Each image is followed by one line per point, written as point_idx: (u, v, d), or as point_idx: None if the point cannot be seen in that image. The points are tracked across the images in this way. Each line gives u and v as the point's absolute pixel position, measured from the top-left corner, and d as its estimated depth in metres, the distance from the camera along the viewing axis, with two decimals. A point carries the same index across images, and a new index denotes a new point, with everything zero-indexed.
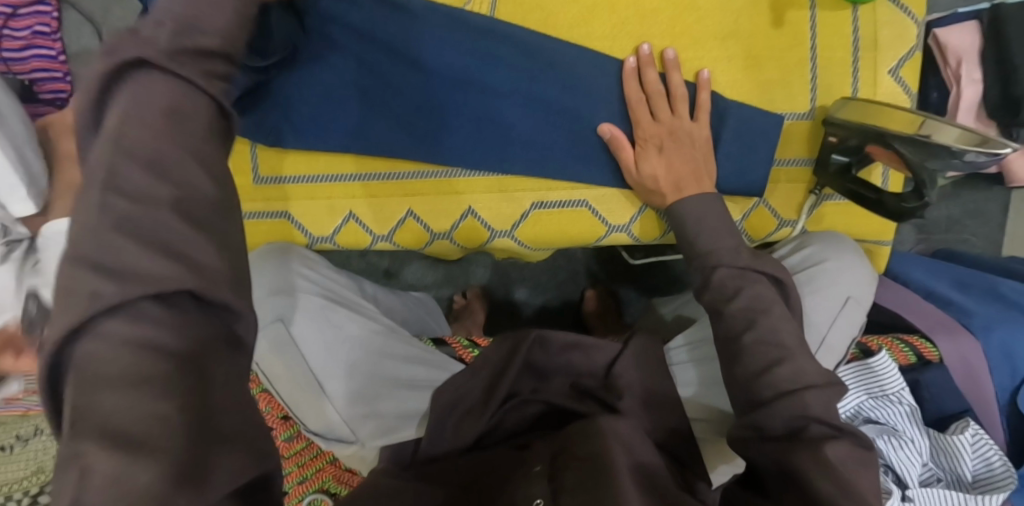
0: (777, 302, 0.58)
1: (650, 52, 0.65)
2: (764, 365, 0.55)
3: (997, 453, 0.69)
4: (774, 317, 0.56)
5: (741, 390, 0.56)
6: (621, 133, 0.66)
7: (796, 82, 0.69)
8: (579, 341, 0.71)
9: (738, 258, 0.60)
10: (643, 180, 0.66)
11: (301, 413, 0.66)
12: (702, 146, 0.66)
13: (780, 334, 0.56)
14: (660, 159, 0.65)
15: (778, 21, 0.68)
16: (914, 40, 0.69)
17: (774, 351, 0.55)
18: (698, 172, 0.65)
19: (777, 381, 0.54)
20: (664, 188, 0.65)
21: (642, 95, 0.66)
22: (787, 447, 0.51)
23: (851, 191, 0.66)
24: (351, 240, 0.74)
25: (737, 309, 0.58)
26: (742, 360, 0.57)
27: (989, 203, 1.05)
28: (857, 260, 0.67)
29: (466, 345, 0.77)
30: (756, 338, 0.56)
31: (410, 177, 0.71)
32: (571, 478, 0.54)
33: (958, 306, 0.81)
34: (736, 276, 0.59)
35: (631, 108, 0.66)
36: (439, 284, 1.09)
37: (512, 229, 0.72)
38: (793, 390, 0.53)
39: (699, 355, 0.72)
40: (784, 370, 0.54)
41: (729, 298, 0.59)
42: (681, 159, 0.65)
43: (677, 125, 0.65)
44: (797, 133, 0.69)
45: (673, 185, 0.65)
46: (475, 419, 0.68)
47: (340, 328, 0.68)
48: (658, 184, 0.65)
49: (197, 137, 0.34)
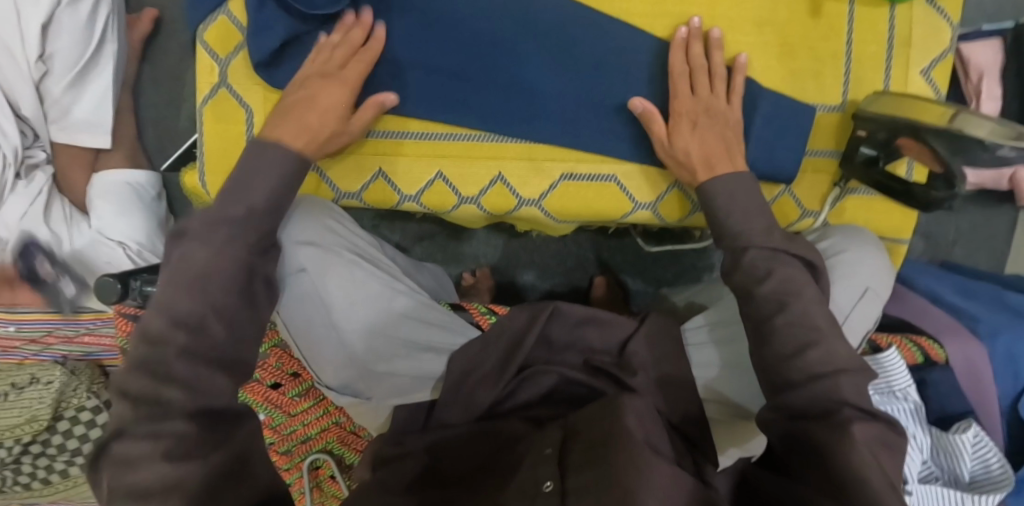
0: (808, 285, 0.58)
1: (699, 26, 0.66)
2: (798, 346, 0.55)
3: (996, 456, 0.70)
4: (808, 302, 0.57)
5: (767, 371, 0.56)
6: (653, 108, 0.67)
7: (829, 73, 0.70)
8: (595, 315, 0.73)
9: (770, 239, 0.60)
10: (675, 154, 0.66)
11: (319, 370, 0.68)
12: (733, 127, 0.66)
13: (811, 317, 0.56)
14: (693, 135, 0.65)
15: (815, 11, 0.69)
16: (947, 42, 0.70)
17: (805, 334, 0.55)
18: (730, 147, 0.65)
19: (808, 365, 0.54)
20: (696, 164, 0.65)
21: (685, 67, 0.67)
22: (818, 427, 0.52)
23: (878, 184, 0.67)
24: (378, 198, 0.74)
25: (768, 291, 0.57)
26: (772, 343, 0.56)
27: (997, 219, 1.06)
28: (876, 254, 0.68)
29: (484, 312, 0.77)
30: (786, 321, 0.56)
31: (442, 138, 0.71)
32: (579, 457, 0.53)
33: (966, 312, 0.83)
34: (767, 258, 0.59)
35: (672, 80, 0.67)
36: (447, 262, 1.10)
37: (540, 198, 0.72)
38: (821, 373, 0.54)
39: (723, 337, 0.72)
40: (816, 353, 0.54)
41: (760, 280, 0.58)
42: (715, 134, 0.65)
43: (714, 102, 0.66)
44: (827, 124, 0.70)
45: (706, 163, 0.65)
46: (488, 387, 0.68)
47: (361, 287, 0.67)
48: (691, 159, 0.65)
49: (217, 288, 0.52)
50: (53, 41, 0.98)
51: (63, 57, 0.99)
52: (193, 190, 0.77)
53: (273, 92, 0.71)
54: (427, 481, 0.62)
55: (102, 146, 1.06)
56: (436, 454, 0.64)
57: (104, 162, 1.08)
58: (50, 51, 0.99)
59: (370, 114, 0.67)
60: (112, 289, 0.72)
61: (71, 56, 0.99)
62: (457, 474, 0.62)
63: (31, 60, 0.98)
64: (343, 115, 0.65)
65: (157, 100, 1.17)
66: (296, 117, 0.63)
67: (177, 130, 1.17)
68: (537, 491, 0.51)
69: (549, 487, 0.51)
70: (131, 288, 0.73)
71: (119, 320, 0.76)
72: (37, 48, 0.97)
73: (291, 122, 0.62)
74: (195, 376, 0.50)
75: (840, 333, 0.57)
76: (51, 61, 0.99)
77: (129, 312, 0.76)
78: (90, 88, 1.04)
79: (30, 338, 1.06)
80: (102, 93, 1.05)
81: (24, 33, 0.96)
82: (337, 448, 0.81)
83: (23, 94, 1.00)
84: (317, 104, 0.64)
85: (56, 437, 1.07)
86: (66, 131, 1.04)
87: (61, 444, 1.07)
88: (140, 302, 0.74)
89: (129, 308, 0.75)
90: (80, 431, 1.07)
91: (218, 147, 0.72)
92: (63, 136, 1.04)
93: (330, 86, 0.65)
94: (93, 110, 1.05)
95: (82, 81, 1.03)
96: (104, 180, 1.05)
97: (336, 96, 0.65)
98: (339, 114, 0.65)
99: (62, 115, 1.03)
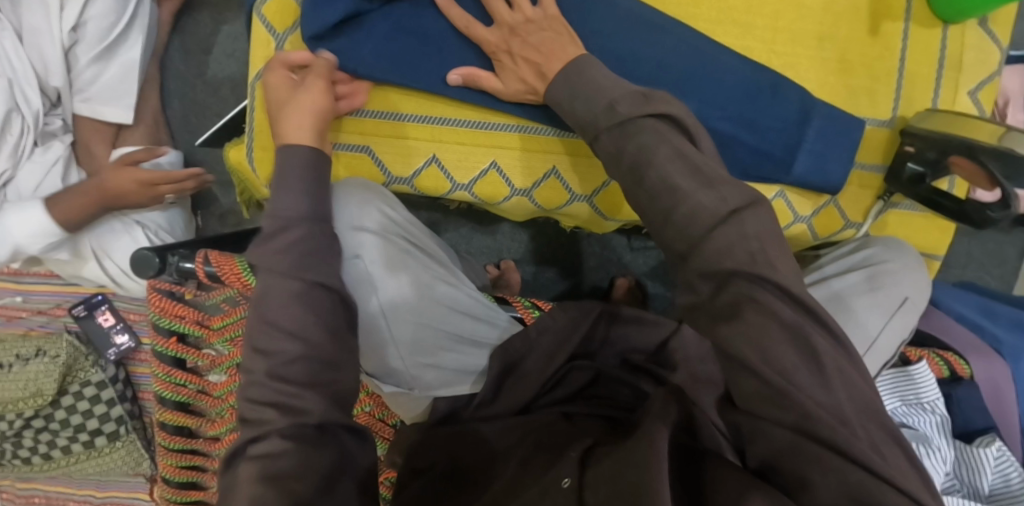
0: None
1: None
2: None
3: (1017, 470, 0.72)
4: (686, 199, 0.53)
5: None
6: (467, 72, 0.69)
7: (882, 91, 0.72)
8: (641, 316, 0.75)
9: None
10: (511, 89, 0.69)
11: (365, 353, 0.68)
12: (561, 31, 0.66)
13: (672, 181, 0.53)
14: (515, 63, 0.67)
15: (873, 30, 0.72)
16: (994, 67, 0.74)
17: None
18: (556, 52, 0.64)
19: None
20: (535, 82, 0.66)
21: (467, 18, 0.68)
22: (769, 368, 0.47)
23: (926, 200, 0.69)
24: (431, 185, 0.77)
25: None
26: None
27: (1008, 244, 1.09)
28: (915, 266, 0.71)
29: (528, 306, 0.77)
30: None
31: (497, 129, 0.74)
32: (602, 461, 0.51)
33: (986, 331, 0.85)
34: None
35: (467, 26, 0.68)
36: (470, 254, 1.11)
37: (591, 195, 0.77)
38: None
39: None
40: None
41: None
42: (539, 45, 0.65)
43: (517, 18, 0.66)
44: (876, 139, 0.73)
45: (540, 75, 0.66)
46: (530, 383, 0.69)
47: (412, 274, 0.69)
48: (529, 84, 0.67)
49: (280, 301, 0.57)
50: (89, 10, 0.98)
51: (97, 25, 0.99)
52: (236, 165, 0.76)
53: None
54: (457, 474, 0.62)
55: (127, 121, 1.05)
56: (472, 440, 0.64)
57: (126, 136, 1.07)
58: (83, 20, 0.98)
59: (324, 70, 0.68)
60: (150, 262, 0.70)
61: (102, 27, 0.99)
62: (479, 461, 0.62)
63: (64, 30, 0.97)
64: (315, 91, 0.66)
65: (184, 71, 1.15)
66: (288, 125, 0.64)
67: (202, 105, 1.15)
68: (556, 489, 0.52)
69: (567, 484, 0.51)
70: (168, 264, 0.71)
71: (151, 296, 0.73)
72: (71, 19, 0.97)
73: (287, 132, 0.63)
74: (285, 397, 0.56)
75: None
76: (84, 31, 0.99)
77: (162, 288, 0.73)
78: (118, 62, 1.03)
79: (37, 310, 1.12)
80: (133, 65, 1.05)
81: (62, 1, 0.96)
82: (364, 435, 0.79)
83: (54, 65, 0.99)
84: (295, 105, 0.65)
85: (59, 413, 1.04)
86: (88, 102, 1.02)
87: (64, 419, 1.04)
88: (176, 278, 0.71)
89: (163, 283, 0.72)
90: (84, 407, 1.05)
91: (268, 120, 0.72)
92: (85, 108, 1.02)
93: (290, 90, 0.66)
94: (118, 83, 1.04)
95: (109, 52, 1.02)
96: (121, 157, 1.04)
97: (286, 88, 0.66)
98: (313, 94, 0.66)
99: (87, 86, 1.02)
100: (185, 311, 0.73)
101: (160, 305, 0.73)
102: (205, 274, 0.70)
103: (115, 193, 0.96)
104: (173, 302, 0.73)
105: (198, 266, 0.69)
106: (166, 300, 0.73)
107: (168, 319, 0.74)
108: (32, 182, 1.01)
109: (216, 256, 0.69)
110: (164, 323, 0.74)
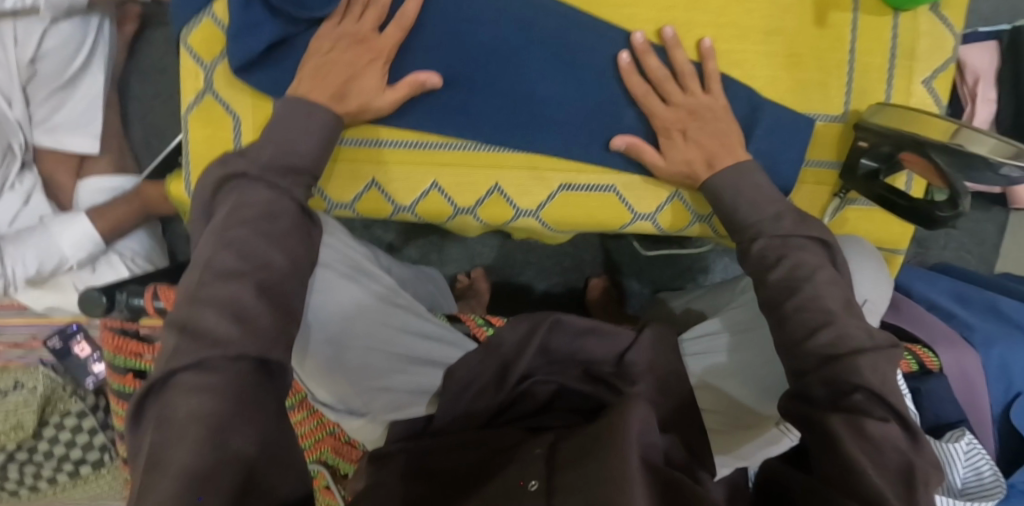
0: (819, 269, 0.58)
1: (674, 36, 0.67)
2: (807, 330, 0.55)
3: (988, 463, 0.71)
4: None
5: (786, 356, 0.56)
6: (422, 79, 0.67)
7: (833, 84, 0.70)
8: (596, 326, 0.72)
9: (779, 227, 0.61)
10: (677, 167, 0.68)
11: (305, 356, 0.65)
12: (722, 115, 0.67)
13: (824, 299, 0.56)
14: (687, 144, 0.68)
15: (821, 21, 0.70)
16: (949, 53, 0.71)
17: (817, 316, 0.55)
18: (728, 149, 0.67)
19: (818, 348, 0.54)
20: (698, 165, 0.67)
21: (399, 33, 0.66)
22: (840, 421, 0.50)
23: (880, 196, 0.67)
24: (373, 208, 0.75)
25: (777, 279, 0.58)
26: (791, 357, 0.55)
27: (986, 222, 1.07)
28: (876, 266, 0.69)
29: (480, 322, 0.79)
30: (795, 305, 0.56)
31: (435, 148, 0.72)
32: (567, 457, 0.49)
33: (960, 320, 0.83)
34: (778, 246, 0.60)
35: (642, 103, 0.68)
36: (443, 262, 1.10)
37: (538, 209, 0.74)
38: (837, 358, 0.52)
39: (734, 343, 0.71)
40: (825, 335, 0.54)
41: (770, 267, 0.60)
42: (710, 133, 0.67)
43: (694, 103, 0.67)
44: (829, 135, 0.71)
45: (708, 162, 0.67)
46: (488, 397, 0.68)
47: (355, 300, 0.68)
48: (693, 167, 0.68)
49: None
50: (47, 40, 0.96)
51: (54, 57, 0.98)
52: (178, 197, 0.75)
53: (264, 101, 0.71)
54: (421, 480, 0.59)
55: (93, 152, 1.05)
56: (435, 455, 0.62)
57: (91, 165, 1.07)
58: (42, 53, 0.97)
59: (405, 91, 0.67)
60: (97, 301, 0.70)
61: (62, 58, 0.98)
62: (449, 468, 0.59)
63: (22, 62, 0.96)
64: (372, 77, 0.66)
65: (143, 95, 1.14)
66: (317, 79, 0.64)
67: (163, 127, 1.14)
68: (521, 491, 0.47)
69: (533, 485, 0.47)
70: (117, 300, 0.71)
71: (105, 335, 0.72)
72: (27, 52, 0.95)
73: (316, 84, 0.64)
74: None
75: (855, 316, 0.56)
76: (40, 65, 0.98)
77: (115, 326, 0.72)
78: (79, 92, 1.03)
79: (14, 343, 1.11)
80: (93, 94, 1.04)
81: (16, 37, 0.95)
82: (333, 459, 0.80)
83: (15, 96, 0.99)
84: (347, 69, 0.65)
85: (42, 444, 1.05)
86: (53, 133, 1.03)
87: (47, 450, 1.05)
88: (127, 315, 0.71)
89: (116, 322, 0.72)
90: (66, 437, 1.06)
91: (207, 151, 0.71)
92: (49, 138, 1.03)
93: (361, 47, 0.66)
94: (81, 113, 1.04)
95: (70, 84, 1.01)
96: (90, 186, 1.05)
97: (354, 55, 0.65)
98: (370, 79, 0.66)
99: (49, 117, 1.02)
100: (139, 347, 0.72)
101: (115, 343, 0.72)
102: (155, 309, 0.69)
103: (153, 201, 1.03)
104: (126, 339, 0.72)
105: (148, 302, 0.68)
106: (120, 337, 0.72)
107: (123, 357, 0.73)
108: (9, 215, 1.01)
109: (166, 290, 0.68)
110: (120, 361, 0.73)
